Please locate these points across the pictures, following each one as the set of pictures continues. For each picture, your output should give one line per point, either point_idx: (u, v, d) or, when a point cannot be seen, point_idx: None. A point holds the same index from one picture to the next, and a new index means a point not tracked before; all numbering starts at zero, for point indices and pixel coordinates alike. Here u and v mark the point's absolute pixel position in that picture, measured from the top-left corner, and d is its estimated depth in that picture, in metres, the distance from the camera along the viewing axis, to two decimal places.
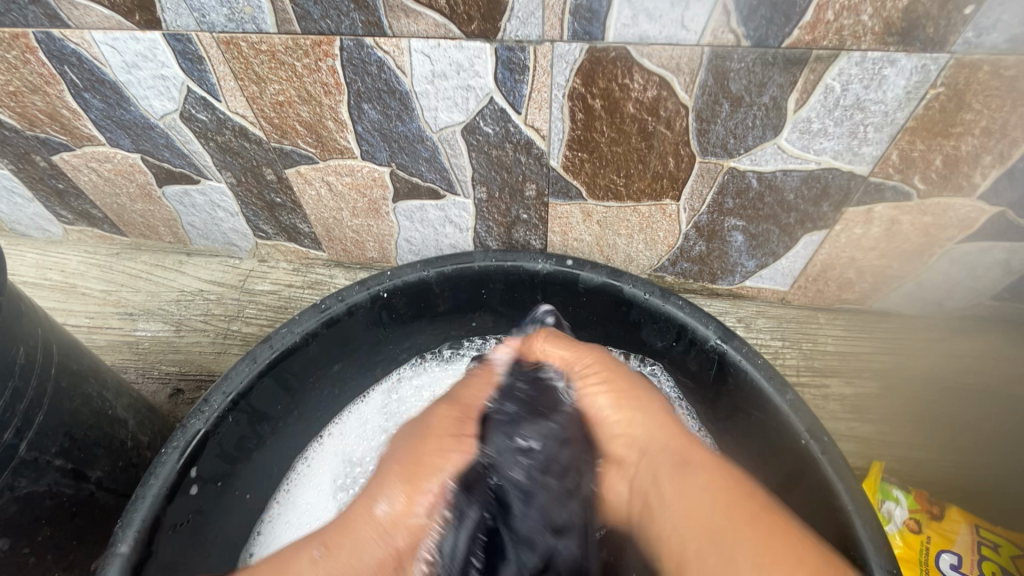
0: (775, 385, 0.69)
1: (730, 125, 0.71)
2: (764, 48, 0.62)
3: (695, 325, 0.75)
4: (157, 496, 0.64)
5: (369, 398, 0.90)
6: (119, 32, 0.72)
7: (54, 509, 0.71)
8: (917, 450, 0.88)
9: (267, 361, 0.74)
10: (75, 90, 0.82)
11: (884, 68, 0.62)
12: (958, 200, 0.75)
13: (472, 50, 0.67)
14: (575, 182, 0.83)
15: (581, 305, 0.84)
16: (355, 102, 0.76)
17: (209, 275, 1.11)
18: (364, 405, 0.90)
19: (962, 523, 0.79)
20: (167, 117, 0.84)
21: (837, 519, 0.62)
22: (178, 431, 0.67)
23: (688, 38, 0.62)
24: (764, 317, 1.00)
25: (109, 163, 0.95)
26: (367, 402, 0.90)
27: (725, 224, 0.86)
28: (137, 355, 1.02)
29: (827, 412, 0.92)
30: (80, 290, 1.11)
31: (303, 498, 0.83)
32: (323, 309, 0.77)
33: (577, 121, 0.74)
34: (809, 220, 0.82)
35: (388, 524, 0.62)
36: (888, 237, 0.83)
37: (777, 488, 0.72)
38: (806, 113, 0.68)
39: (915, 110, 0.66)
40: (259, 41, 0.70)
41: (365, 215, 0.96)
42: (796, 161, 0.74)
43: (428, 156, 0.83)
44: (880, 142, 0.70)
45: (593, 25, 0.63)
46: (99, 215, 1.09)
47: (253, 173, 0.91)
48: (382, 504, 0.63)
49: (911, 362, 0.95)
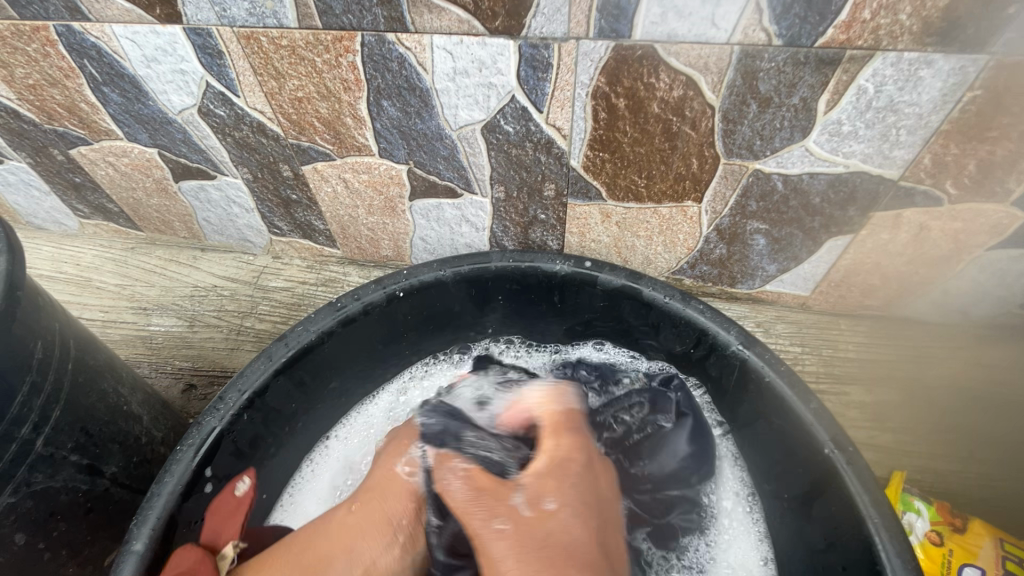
0: (798, 393, 0.68)
1: (757, 126, 0.69)
2: (796, 47, 0.60)
3: (716, 330, 0.73)
4: (172, 494, 0.63)
5: (377, 399, 0.89)
6: (139, 26, 0.72)
7: (69, 505, 0.71)
8: (940, 461, 0.87)
9: (281, 360, 0.73)
10: (95, 83, 0.81)
11: (920, 69, 0.60)
12: (990, 206, 0.74)
13: (496, 47, 0.66)
14: (595, 183, 0.82)
15: (598, 307, 0.83)
16: (375, 99, 0.75)
17: (222, 271, 1.11)
18: (374, 406, 0.89)
19: (986, 536, 0.77)
20: (185, 112, 0.83)
21: (862, 533, 0.60)
22: (194, 429, 0.67)
23: (717, 36, 0.61)
24: (783, 322, 0.98)
25: (126, 157, 0.95)
26: (375, 403, 0.89)
27: (747, 227, 0.84)
28: (150, 350, 1.02)
29: (847, 420, 0.90)
30: (95, 284, 1.11)
31: (305, 504, 0.81)
32: (338, 308, 0.76)
33: (599, 120, 0.72)
34: (834, 225, 0.80)
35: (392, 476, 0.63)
36: (915, 243, 0.81)
37: (797, 497, 0.70)
38: (837, 115, 0.66)
39: (951, 113, 0.64)
40: (280, 36, 0.69)
41: (381, 213, 0.95)
42: (824, 163, 0.72)
43: (446, 155, 0.82)
44: (913, 146, 0.68)
45: (620, 23, 0.61)
46: (115, 209, 1.08)
47: (269, 170, 0.91)
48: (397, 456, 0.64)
49: (933, 370, 0.93)
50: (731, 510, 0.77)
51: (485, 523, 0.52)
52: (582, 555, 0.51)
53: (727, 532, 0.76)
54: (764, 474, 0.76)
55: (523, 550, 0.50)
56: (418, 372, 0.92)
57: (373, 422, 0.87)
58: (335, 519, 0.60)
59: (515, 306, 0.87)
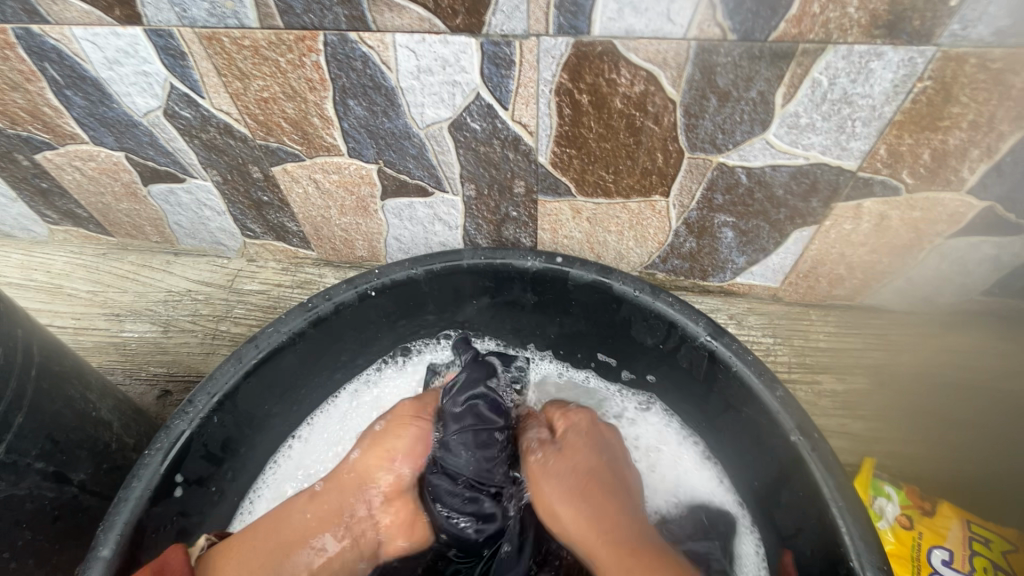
0: (764, 381, 0.69)
1: (718, 120, 0.70)
2: (750, 42, 0.62)
3: (685, 323, 0.74)
4: (141, 499, 0.63)
5: (336, 401, 0.88)
6: (99, 27, 0.71)
7: (34, 513, 0.70)
8: (907, 446, 0.88)
9: (251, 362, 0.72)
10: (57, 87, 0.81)
11: (871, 61, 0.62)
12: (946, 195, 0.75)
13: (457, 45, 0.67)
14: (564, 179, 0.82)
15: (569, 301, 0.83)
16: (341, 99, 0.75)
17: (197, 275, 1.10)
18: (330, 411, 0.87)
19: (953, 518, 0.79)
20: (150, 114, 0.83)
21: (824, 516, 0.62)
22: (163, 433, 0.67)
23: (674, 32, 0.62)
24: (755, 313, 1.00)
25: (93, 161, 0.94)
26: (336, 405, 0.88)
27: (715, 220, 0.86)
28: (124, 357, 1.01)
29: (818, 409, 0.92)
30: (66, 291, 1.09)
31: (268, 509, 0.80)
32: (309, 309, 0.76)
33: (564, 117, 0.73)
34: (799, 216, 0.82)
35: (361, 475, 0.70)
36: (877, 233, 0.83)
37: (766, 485, 0.72)
38: (794, 107, 0.67)
39: (903, 104, 0.65)
40: (242, 36, 0.69)
41: (354, 213, 0.95)
42: (785, 156, 0.74)
43: (415, 153, 0.82)
44: (869, 137, 0.69)
45: (579, 19, 0.62)
46: (84, 215, 1.07)
47: (239, 172, 0.90)
48: (355, 452, 0.72)
49: (899, 357, 0.95)
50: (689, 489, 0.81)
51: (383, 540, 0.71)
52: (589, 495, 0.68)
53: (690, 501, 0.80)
54: (734, 463, 0.77)
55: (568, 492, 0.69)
56: (374, 375, 0.91)
57: (329, 426, 0.86)
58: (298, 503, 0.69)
59: (482, 301, 0.87)
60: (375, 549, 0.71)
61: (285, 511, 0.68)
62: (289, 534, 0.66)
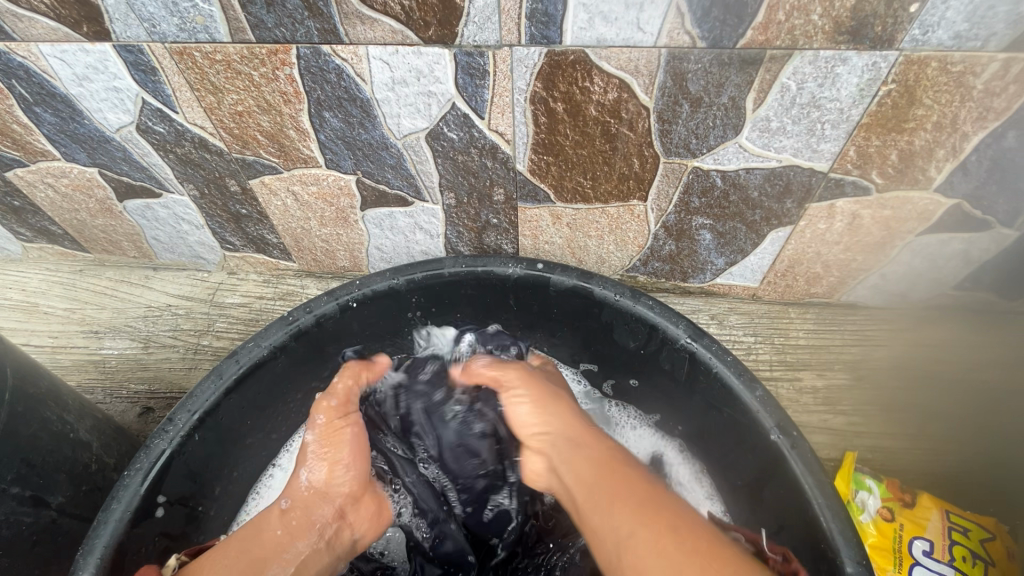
0: (743, 381, 0.69)
1: (691, 125, 0.71)
2: (720, 49, 0.63)
3: (665, 325, 0.74)
4: (120, 521, 0.62)
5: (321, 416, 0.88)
6: (66, 44, 0.70)
7: (12, 539, 0.69)
8: (888, 439, 0.90)
9: (232, 377, 0.72)
10: (26, 104, 0.80)
11: (837, 66, 0.63)
12: (915, 194, 0.77)
13: (431, 57, 0.67)
14: (542, 185, 0.83)
15: (550, 306, 0.84)
16: (316, 111, 0.75)
17: (177, 289, 1.08)
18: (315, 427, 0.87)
19: (933, 509, 0.80)
20: (123, 130, 0.82)
21: (807, 514, 0.62)
22: (143, 452, 0.66)
23: (645, 40, 0.63)
24: (736, 313, 1.01)
25: (65, 178, 0.92)
26: None
27: (693, 223, 0.87)
28: (104, 375, 0.99)
29: (800, 406, 0.93)
30: (42, 310, 1.07)
31: None
32: (291, 322, 0.75)
33: (540, 125, 0.74)
34: (774, 217, 0.83)
35: (323, 489, 0.69)
36: (851, 231, 0.84)
37: (748, 483, 0.73)
38: (765, 112, 0.69)
39: (870, 107, 0.67)
40: (213, 50, 0.69)
41: (334, 224, 0.95)
42: (758, 159, 0.75)
43: (393, 163, 0.82)
44: (838, 139, 0.71)
45: (550, 29, 0.63)
46: (58, 231, 1.06)
47: (216, 185, 0.90)
48: (306, 472, 0.69)
49: (877, 352, 0.97)
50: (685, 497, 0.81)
51: (355, 537, 0.70)
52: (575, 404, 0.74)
53: None
54: (719, 462, 0.78)
55: (539, 392, 0.73)
56: None
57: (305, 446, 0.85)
58: (270, 519, 0.66)
59: (463, 308, 0.87)
60: (349, 550, 0.70)
61: (253, 528, 0.65)
62: (262, 551, 0.63)
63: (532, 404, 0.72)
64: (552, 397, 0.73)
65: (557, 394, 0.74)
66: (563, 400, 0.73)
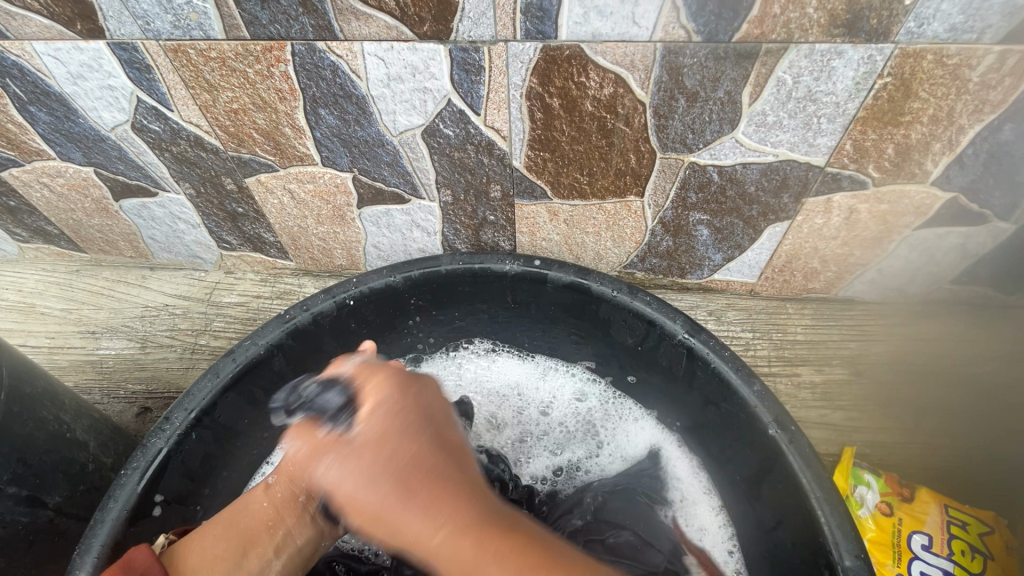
0: (741, 376, 0.69)
1: (687, 120, 0.71)
2: (715, 43, 0.62)
3: (663, 320, 0.74)
4: (116, 520, 0.62)
5: None
6: (60, 42, 0.70)
7: (9, 538, 0.69)
8: (887, 435, 0.90)
9: (229, 376, 0.72)
10: (20, 103, 0.79)
11: (832, 60, 0.63)
12: (912, 188, 0.77)
13: (427, 52, 0.67)
14: (539, 182, 0.83)
15: (548, 303, 0.83)
16: (311, 108, 0.75)
17: (174, 289, 1.08)
18: None
19: (932, 504, 0.80)
20: (118, 128, 0.81)
21: (805, 508, 0.62)
22: (139, 451, 0.66)
23: (640, 34, 0.63)
24: (734, 309, 1.01)
25: (61, 177, 0.92)
26: None
27: (690, 218, 0.87)
28: (101, 375, 0.99)
29: (799, 401, 0.93)
30: (39, 310, 1.07)
31: None
32: (287, 320, 0.75)
33: (536, 120, 0.73)
34: (771, 212, 0.83)
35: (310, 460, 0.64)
36: (848, 226, 0.84)
37: (747, 478, 0.73)
38: (761, 106, 0.68)
39: (866, 100, 0.67)
40: (208, 48, 0.68)
41: (331, 222, 0.95)
42: (754, 153, 0.75)
43: (390, 160, 0.82)
44: (834, 133, 0.71)
45: (546, 24, 0.63)
46: (55, 231, 1.05)
47: (212, 184, 0.89)
48: None
49: (875, 348, 0.97)
50: (685, 495, 0.81)
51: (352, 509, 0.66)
52: (426, 461, 0.51)
53: (687, 508, 0.80)
54: (717, 458, 0.78)
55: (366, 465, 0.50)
56: None
57: None
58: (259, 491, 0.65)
59: (461, 306, 0.87)
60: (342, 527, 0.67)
61: (243, 502, 0.65)
62: (246, 524, 0.62)
63: (338, 486, 0.51)
64: (385, 468, 0.49)
65: (390, 474, 0.49)
66: (396, 475, 0.49)
